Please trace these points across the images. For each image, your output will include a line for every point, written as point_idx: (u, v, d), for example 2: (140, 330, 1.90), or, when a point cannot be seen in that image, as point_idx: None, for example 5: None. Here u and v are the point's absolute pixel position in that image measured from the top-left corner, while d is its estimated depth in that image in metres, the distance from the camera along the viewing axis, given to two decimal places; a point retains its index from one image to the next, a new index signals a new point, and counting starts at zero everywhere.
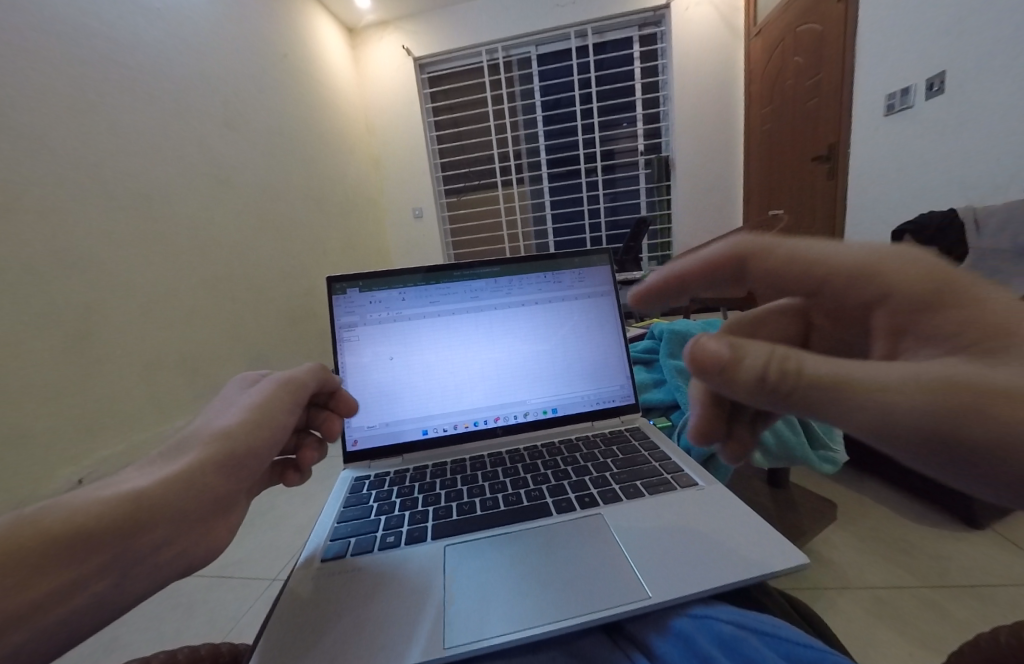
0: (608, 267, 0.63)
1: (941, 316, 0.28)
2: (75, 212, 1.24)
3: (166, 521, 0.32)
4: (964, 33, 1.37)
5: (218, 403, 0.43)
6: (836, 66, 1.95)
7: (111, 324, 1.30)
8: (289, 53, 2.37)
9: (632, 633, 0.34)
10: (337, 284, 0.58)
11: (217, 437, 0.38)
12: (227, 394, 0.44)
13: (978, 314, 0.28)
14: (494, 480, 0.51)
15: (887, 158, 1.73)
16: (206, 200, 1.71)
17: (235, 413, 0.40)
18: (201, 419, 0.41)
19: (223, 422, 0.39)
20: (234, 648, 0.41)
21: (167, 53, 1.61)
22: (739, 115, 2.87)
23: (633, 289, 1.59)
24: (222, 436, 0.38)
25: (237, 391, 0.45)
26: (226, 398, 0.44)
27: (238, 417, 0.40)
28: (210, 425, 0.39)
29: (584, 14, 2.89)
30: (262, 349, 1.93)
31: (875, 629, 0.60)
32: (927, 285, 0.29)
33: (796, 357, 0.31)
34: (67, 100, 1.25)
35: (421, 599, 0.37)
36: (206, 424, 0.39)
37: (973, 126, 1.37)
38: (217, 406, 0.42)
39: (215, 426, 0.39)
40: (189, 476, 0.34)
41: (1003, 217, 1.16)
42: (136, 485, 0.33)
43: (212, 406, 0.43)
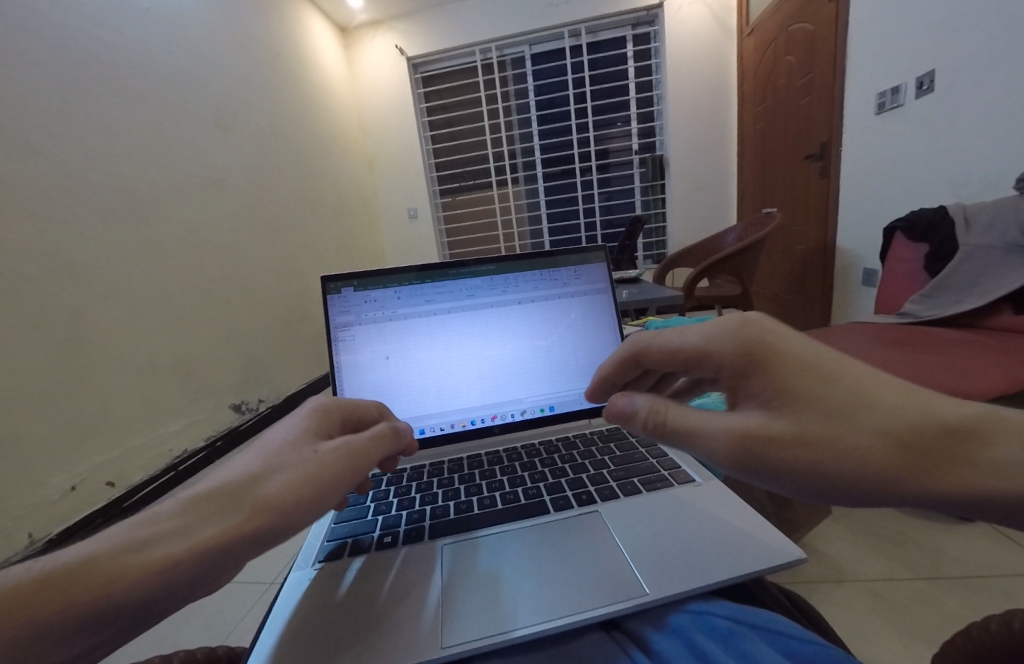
0: (604, 265, 0.63)
1: (763, 379, 0.32)
2: (64, 215, 1.22)
3: (184, 587, 0.28)
4: (953, 31, 1.38)
5: (280, 446, 0.35)
6: (828, 65, 1.96)
7: (102, 327, 1.28)
8: (280, 53, 2.35)
9: (631, 629, 0.34)
10: (331, 284, 0.57)
11: (267, 513, 0.31)
12: (293, 436, 0.36)
13: (780, 375, 0.31)
14: (491, 479, 0.51)
15: (879, 156, 1.74)
16: (198, 201, 1.69)
17: (296, 485, 0.32)
18: (259, 462, 0.33)
19: (280, 492, 0.32)
20: (231, 651, 0.41)
21: (156, 53, 1.59)
22: (732, 114, 2.88)
23: (629, 288, 1.59)
24: (274, 514, 0.31)
25: (306, 437, 0.36)
26: (290, 442, 0.35)
27: (297, 492, 0.32)
28: (268, 490, 0.31)
29: (577, 13, 2.89)
30: (256, 351, 1.92)
31: (872, 621, 0.60)
32: (750, 347, 0.32)
33: (667, 409, 0.36)
34: (54, 102, 1.23)
35: (418, 600, 0.37)
36: (264, 482, 0.32)
37: (962, 124, 1.38)
38: (279, 450, 0.34)
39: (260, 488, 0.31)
40: (220, 551, 0.29)
41: (993, 214, 1.17)
42: (162, 545, 0.27)
43: (275, 443, 0.35)
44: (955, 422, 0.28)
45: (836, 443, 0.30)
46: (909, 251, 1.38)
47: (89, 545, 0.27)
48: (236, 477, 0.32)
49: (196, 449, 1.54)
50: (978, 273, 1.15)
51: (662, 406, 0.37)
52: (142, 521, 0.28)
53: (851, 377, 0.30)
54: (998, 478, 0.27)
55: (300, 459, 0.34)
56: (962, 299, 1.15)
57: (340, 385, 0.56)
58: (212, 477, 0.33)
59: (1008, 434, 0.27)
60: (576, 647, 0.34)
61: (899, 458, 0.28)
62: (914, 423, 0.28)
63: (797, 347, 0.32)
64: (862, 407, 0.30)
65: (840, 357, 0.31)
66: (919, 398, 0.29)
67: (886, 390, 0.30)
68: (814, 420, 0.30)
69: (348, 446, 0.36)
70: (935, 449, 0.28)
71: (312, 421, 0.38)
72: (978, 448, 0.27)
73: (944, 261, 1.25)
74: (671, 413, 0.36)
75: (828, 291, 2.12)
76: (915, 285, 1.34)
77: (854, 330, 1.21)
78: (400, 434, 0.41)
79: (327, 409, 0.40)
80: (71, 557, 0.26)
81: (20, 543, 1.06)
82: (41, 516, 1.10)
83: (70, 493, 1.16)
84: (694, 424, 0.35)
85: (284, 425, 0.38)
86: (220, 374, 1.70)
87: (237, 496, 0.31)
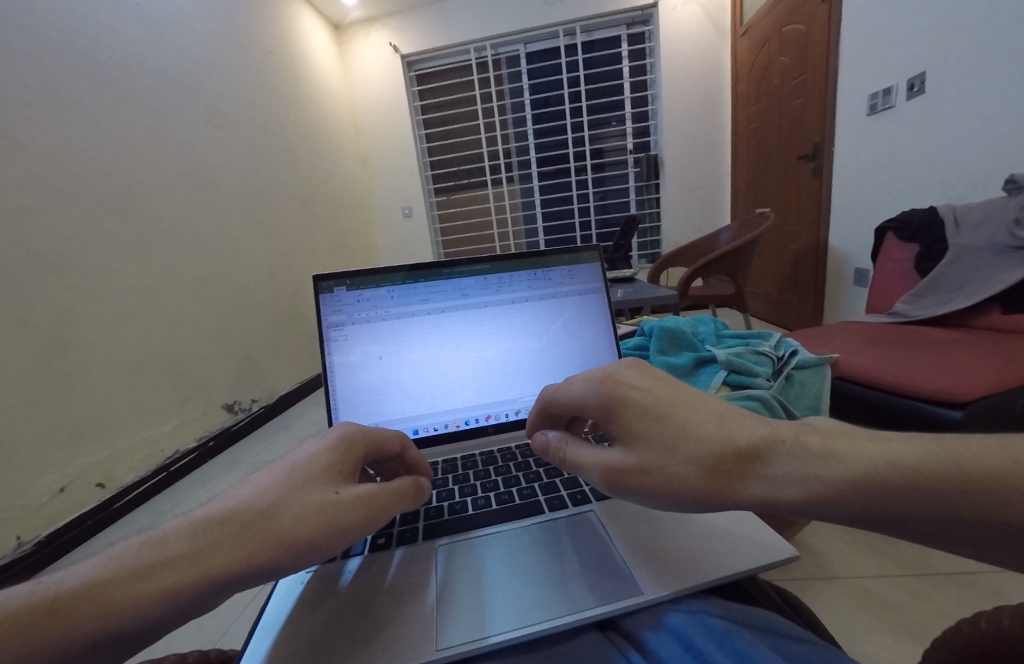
0: (597, 265, 0.63)
1: (618, 420, 0.36)
2: (52, 214, 1.20)
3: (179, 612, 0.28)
4: (944, 34, 1.40)
5: (300, 477, 0.34)
6: (821, 66, 1.98)
7: (92, 328, 1.27)
8: (273, 51, 2.33)
9: (626, 628, 0.34)
10: (324, 282, 0.57)
11: (274, 549, 0.30)
12: (315, 468, 0.35)
13: (627, 416, 0.36)
14: (486, 479, 0.51)
15: (870, 157, 1.76)
16: (189, 199, 1.67)
17: (308, 525, 0.32)
18: (275, 490, 0.33)
19: (290, 529, 0.31)
20: (223, 652, 0.40)
21: (146, 49, 1.57)
22: (726, 114, 2.89)
23: (624, 287, 1.60)
24: (280, 549, 0.31)
25: (330, 474, 0.35)
26: (312, 475, 0.35)
27: (306, 531, 0.32)
28: (279, 523, 0.31)
29: (572, 12, 2.89)
30: (249, 351, 1.90)
31: (863, 618, 0.61)
32: (607, 391, 0.37)
33: (566, 446, 0.40)
34: (41, 99, 1.21)
35: (412, 602, 0.36)
36: (277, 514, 0.32)
37: (952, 126, 1.40)
38: (299, 481, 0.34)
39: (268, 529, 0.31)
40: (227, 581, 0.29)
41: (981, 215, 1.19)
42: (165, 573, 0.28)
43: (297, 472, 0.35)
44: (747, 445, 0.31)
45: (664, 474, 0.34)
46: (899, 251, 1.39)
47: (102, 565, 0.27)
48: (249, 502, 0.32)
49: (187, 449, 1.53)
50: (967, 274, 1.17)
51: (561, 443, 0.40)
52: (154, 541, 0.29)
53: (678, 411, 0.35)
54: (778, 493, 0.29)
55: (318, 499, 0.33)
56: (951, 299, 1.17)
57: (333, 385, 0.56)
58: (229, 494, 0.33)
59: (788, 455, 0.30)
60: (573, 647, 0.33)
61: (710, 482, 0.32)
62: (721, 449, 0.32)
63: (638, 390, 0.36)
64: (684, 439, 0.33)
65: (670, 396, 0.36)
66: (727, 427, 0.33)
67: (700, 422, 0.34)
68: (649, 453, 0.34)
69: (366, 496, 0.35)
70: (731, 471, 0.31)
71: (337, 454, 0.37)
72: (762, 467, 0.30)
73: (934, 261, 1.27)
74: (568, 450, 0.40)
75: (820, 291, 2.14)
76: (906, 285, 1.35)
77: (845, 329, 1.23)
78: (422, 486, 0.40)
79: (353, 442, 0.39)
80: (83, 578, 0.27)
81: (8, 545, 1.04)
82: (29, 517, 1.08)
83: (60, 495, 1.15)
84: (579, 460, 0.38)
85: (310, 449, 0.37)
86: (212, 374, 1.69)
87: (248, 525, 0.30)
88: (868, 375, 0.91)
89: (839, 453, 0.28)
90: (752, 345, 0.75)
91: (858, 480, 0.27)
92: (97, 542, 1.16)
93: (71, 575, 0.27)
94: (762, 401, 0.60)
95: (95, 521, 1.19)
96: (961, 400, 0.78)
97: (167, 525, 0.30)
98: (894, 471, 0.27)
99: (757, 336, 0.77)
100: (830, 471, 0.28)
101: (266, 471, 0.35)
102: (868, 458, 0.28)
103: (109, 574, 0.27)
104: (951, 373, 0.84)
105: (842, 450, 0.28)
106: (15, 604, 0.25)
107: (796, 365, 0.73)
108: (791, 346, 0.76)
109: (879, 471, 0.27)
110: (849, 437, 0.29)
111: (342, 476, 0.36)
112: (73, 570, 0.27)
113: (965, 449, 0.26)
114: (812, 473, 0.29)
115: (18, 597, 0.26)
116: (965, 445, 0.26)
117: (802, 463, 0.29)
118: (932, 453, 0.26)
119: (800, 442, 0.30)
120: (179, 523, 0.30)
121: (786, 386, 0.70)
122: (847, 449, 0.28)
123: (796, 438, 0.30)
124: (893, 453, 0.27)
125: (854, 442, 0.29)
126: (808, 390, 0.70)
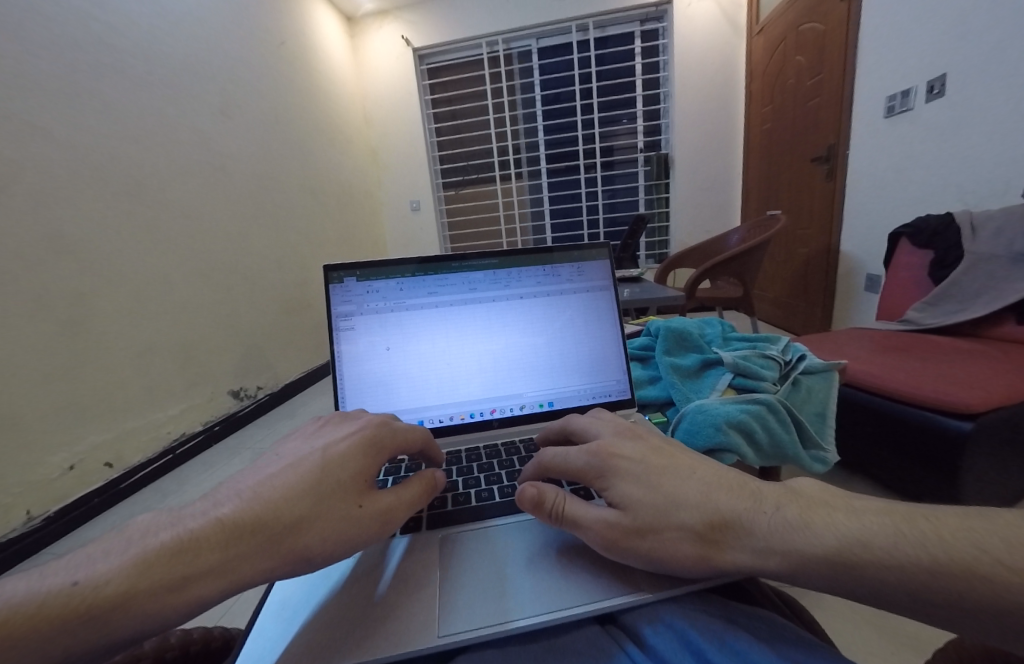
0: (606, 263, 0.62)
1: (612, 484, 0.36)
2: (70, 199, 1.22)
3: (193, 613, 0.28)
4: (967, 35, 1.37)
5: (328, 486, 0.34)
6: (838, 68, 1.95)
7: (104, 311, 1.28)
8: (286, 41, 2.33)
9: (626, 623, 0.33)
10: (334, 272, 0.57)
11: (293, 563, 0.31)
12: (345, 475, 0.35)
13: (622, 486, 0.36)
14: (490, 471, 0.51)
15: (885, 162, 1.74)
16: (201, 186, 1.68)
17: (328, 542, 0.32)
18: (303, 499, 0.33)
19: (313, 547, 0.32)
20: (225, 633, 0.40)
21: (162, 36, 1.57)
22: (739, 114, 2.86)
23: (632, 286, 1.59)
24: (301, 563, 0.31)
25: (356, 483, 0.35)
26: (340, 484, 0.34)
27: (324, 546, 0.32)
28: (302, 541, 0.32)
29: (587, 8, 2.86)
30: (256, 339, 1.91)
31: (862, 631, 0.61)
32: (600, 463, 0.38)
33: (563, 500, 0.37)
34: (60, 84, 1.22)
35: (412, 589, 0.36)
36: (302, 530, 0.32)
37: (972, 129, 1.38)
38: (326, 489, 0.34)
39: (292, 554, 0.31)
40: (251, 581, 0.29)
41: (1001, 221, 1.16)
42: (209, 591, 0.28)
43: (324, 476, 0.34)
44: (732, 515, 0.32)
45: (659, 549, 0.33)
46: (914, 257, 1.37)
47: (134, 566, 0.27)
48: (274, 511, 0.31)
49: (193, 432, 1.54)
50: (982, 282, 1.15)
51: (559, 496, 0.37)
52: (181, 544, 0.29)
53: (669, 480, 0.35)
54: (761, 564, 0.30)
55: (340, 516, 0.33)
56: (964, 308, 1.15)
57: (341, 374, 0.55)
58: (252, 489, 0.33)
59: (771, 529, 0.30)
60: (571, 640, 0.33)
61: (704, 549, 0.32)
62: (710, 517, 0.32)
63: (630, 459, 0.37)
64: (675, 505, 0.33)
65: (660, 465, 0.36)
66: (713, 497, 0.33)
67: (691, 488, 0.34)
68: (641, 520, 0.34)
69: (386, 509, 0.35)
70: (721, 539, 0.31)
71: (364, 459, 0.36)
72: (747, 537, 0.31)
73: (949, 268, 1.24)
74: (565, 505, 0.37)
75: (830, 295, 2.11)
76: (919, 293, 1.33)
77: (857, 335, 1.21)
78: (436, 479, 0.40)
79: (381, 445, 0.38)
80: (116, 583, 0.26)
81: (18, 519, 1.05)
82: (39, 493, 1.10)
83: (69, 472, 1.16)
84: (577, 516, 0.36)
85: (340, 444, 0.37)
86: (220, 361, 1.70)
87: (273, 540, 0.31)
88: (879, 383, 0.90)
89: (815, 525, 0.30)
90: (759, 348, 0.73)
91: (837, 554, 0.28)
92: (104, 519, 1.17)
93: (106, 576, 0.27)
94: (768, 405, 0.59)
95: (102, 499, 1.21)
96: (970, 411, 0.76)
97: (193, 523, 0.30)
98: (867, 548, 0.28)
99: (764, 339, 0.75)
100: (810, 546, 0.29)
101: (290, 469, 0.35)
102: (841, 531, 0.29)
103: (141, 578, 0.27)
104: (965, 384, 0.82)
105: (819, 524, 0.30)
106: (59, 603, 0.26)
107: (803, 370, 0.71)
108: (799, 350, 0.74)
109: (852, 546, 0.28)
110: (825, 509, 0.30)
111: (366, 487, 0.35)
112: (109, 571, 0.27)
113: (933, 530, 0.28)
114: (792, 546, 0.29)
115: (58, 594, 0.26)
116: (928, 526, 0.28)
117: (785, 535, 0.30)
118: (902, 534, 0.28)
119: (780, 514, 0.31)
120: (204, 523, 0.30)
121: (793, 391, 0.69)
122: (825, 522, 0.30)
123: (777, 509, 0.31)
124: (865, 529, 0.28)
125: (831, 516, 0.30)
126: (815, 397, 0.69)
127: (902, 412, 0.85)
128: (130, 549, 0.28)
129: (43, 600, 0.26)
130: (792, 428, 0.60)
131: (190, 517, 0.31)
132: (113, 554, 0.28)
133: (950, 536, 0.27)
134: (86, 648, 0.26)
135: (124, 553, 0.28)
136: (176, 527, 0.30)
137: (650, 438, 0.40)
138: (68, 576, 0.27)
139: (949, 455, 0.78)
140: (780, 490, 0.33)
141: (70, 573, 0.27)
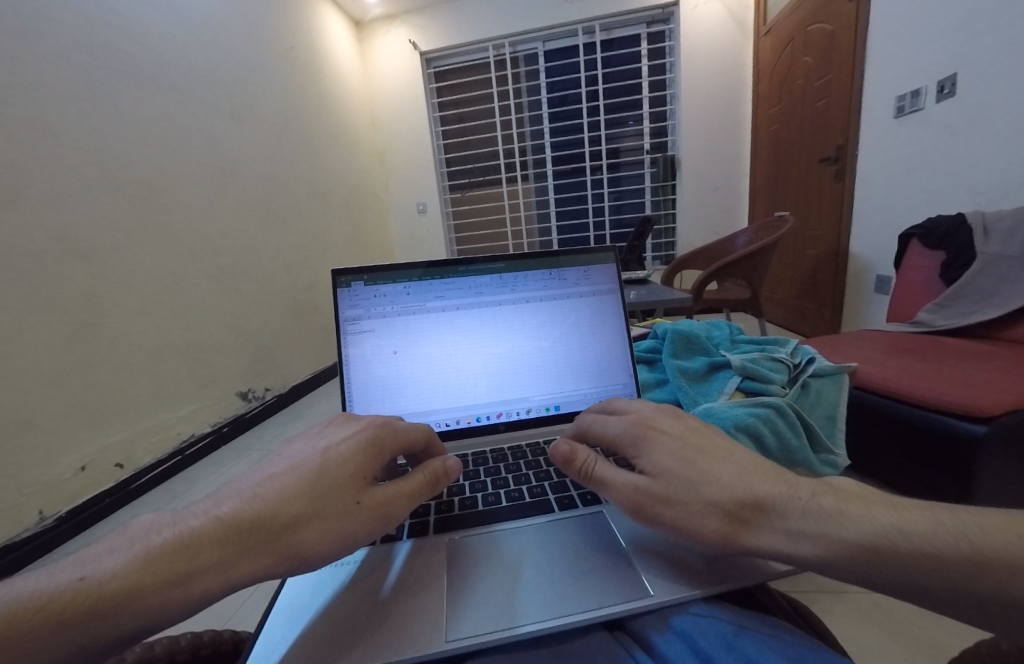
0: (613, 265, 0.62)
1: (645, 453, 0.37)
2: (83, 204, 1.24)
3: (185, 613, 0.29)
4: (978, 35, 1.36)
5: (327, 484, 0.34)
6: (847, 67, 1.93)
7: (116, 314, 1.30)
8: (295, 46, 2.36)
9: (634, 629, 0.34)
10: (341, 276, 0.57)
11: (292, 563, 0.31)
12: (344, 472, 0.35)
13: (656, 456, 0.36)
14: (496, 475, 0.51)
15: (895, 162, 1.72)
16: (212, 190, 1.71)
17: (326, 541, 0.33)
18: (303, 498, 0.33)
19: (308, 546, 0.32)
20: (235, 635, 0.40)
21: (172, 42, 1.59)
22: (746, 113, 2.84)
23: (637, 288, 1.58)
24: (299, 563, 0.32)
25: (356, 480, 0.35)
26: (339, 483, 0.35)
27: (322, 547, 0.33)
28: (299, 540, 0.32)
29: (593, 10, 2.86)
30: (265, 340, 1.93)
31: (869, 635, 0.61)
32: (640, 431, 0.38)
33: (594, 462, 0.39)
34: (73, 92, 1.25)
35: (414, 599, 0.36)
36: (299, 529, 0.32)
37: (984, 128, 1.36)
38: (325, 487, 0.34)
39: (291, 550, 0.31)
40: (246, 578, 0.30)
41: (1013, 222, 1.15)
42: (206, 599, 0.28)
43: (324, 474, 0.35)
44: (766, 498, 0.32)
45: (681, 515, 0.34)
46: (924, 259, 1.35)
47: (135, 565, 0.28)
48: (274, 510, 0.32)
49: (202, 433, 1.55)
50: (996, 283, 1.14)
51: (590, 457, 0.39)
52: (183, 542, 0.29)
53: (704, 458, 0.35)
54: (794, 548, 0.30)
55: (340, 511, 0.34)
56: (977, 309, 1.14)
57: (348, 375, 0.56)
58: (253, 489, 0.33)
59: (805, 513, 0.30)
60: (580, 645, 0.33)
61: (731, 527, 0.32)
62: (741, 497, 0.32)
63: (668, 433, 0.37)
64: (708, 482, 0.34)
65: (698, 445, 0.36)
66: (748, 479, 0.33)
67: (724, 472, 0.34)
68: (667, 487, 0.35)
69: (384, 504, 0.35)
70: (751, 520, 0.32)
71: (365, 458, 0.37)
72: (780, 520, 0.31)
73: (959, 270, 1.23)
74: (595, 466, 0.39)
75: (839, 297, 2.09)
76: (930, 295, 1.31)
77: (868, 337, 1.20)
78: (448, 467, 0.39)
79: (381, 447, 0.38)
80: (120, 580, 0.27)
81: (31, 519, 1.07)
82: (51, 493, 1.12)
83: (80, 473, 1.18)
84: (605, 476, 0.38)
85: (341, 446, 0.37)
86: (228, 363, 1.71)
87: (272, 538, 0.31)
88: (892, 386, 0.89)
89: (851, 513, 0.29)
90: (768, 350, 0.73)
91: (872, 542, 0.28)
92: (114, 519, 1.19)
93: (109, 572, 0.27)
94: (777, 407, 0.58)
95: (112, 499, 1.23)
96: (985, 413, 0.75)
97: (194, 522, 0.30)
98: (906, 535, 0.28)
99: (773, 341, 0.75)
100: (847, 533, 0.29)
101: (292, 469, 0.35)
102: (880, 520, 0.29)
103: (146, 574, 0.27)
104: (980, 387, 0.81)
105: (857, 512, 0.29)
106: (64, 598, 0.26)
107: (812, 373, 0.71)
108: (808, 352, 0.74)
109: (891, 535, 0.28)
110: (864, 501, 0.30)
111: (366, 483, 0.36)
112: (113, 568, 0.27)
113: (974, 522, 0.28)
114: (828, 532, 0.29)
115: (64, 590, 0.26)
116: (970, 520, 0.28)
117: (820, 521, 0.30)
118: (942, 523, 0.28)
119: (815, 501, 0.31)
120: (205, 522, 0.30)
121: (802, 395, 0.68)
122: (862, 512, 0.29)
123: (813, 497, 0.31)
124: (906, 520, 0.28)
125: (868, 507, 0.30)
126: (825, 399, 0.69)
127: (915, 414, 0.84)
128: (132, 547, 0.29)
129: (50, 595, 0.26)
130: (801, 431, 0.60)
131: (192, 516, 0.31)
132: (120, 549, 0.29)
133: (989, 531, 0.27)
134: (96, 643, 0.26)
135: (127, 550, 0.29)
136: (178, 525, 0.30)
137: (691, 418, 0.39)
138: (74, 573, 0.27)
139: (962, 460, 0.77)
140: (814, 482, 0.33)
141: (76, 570, 0.27)
